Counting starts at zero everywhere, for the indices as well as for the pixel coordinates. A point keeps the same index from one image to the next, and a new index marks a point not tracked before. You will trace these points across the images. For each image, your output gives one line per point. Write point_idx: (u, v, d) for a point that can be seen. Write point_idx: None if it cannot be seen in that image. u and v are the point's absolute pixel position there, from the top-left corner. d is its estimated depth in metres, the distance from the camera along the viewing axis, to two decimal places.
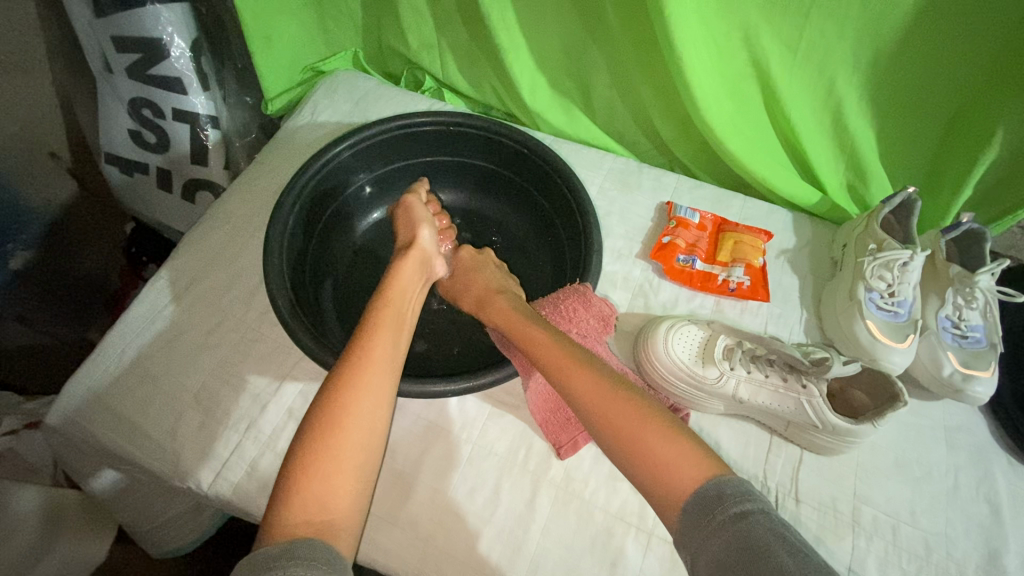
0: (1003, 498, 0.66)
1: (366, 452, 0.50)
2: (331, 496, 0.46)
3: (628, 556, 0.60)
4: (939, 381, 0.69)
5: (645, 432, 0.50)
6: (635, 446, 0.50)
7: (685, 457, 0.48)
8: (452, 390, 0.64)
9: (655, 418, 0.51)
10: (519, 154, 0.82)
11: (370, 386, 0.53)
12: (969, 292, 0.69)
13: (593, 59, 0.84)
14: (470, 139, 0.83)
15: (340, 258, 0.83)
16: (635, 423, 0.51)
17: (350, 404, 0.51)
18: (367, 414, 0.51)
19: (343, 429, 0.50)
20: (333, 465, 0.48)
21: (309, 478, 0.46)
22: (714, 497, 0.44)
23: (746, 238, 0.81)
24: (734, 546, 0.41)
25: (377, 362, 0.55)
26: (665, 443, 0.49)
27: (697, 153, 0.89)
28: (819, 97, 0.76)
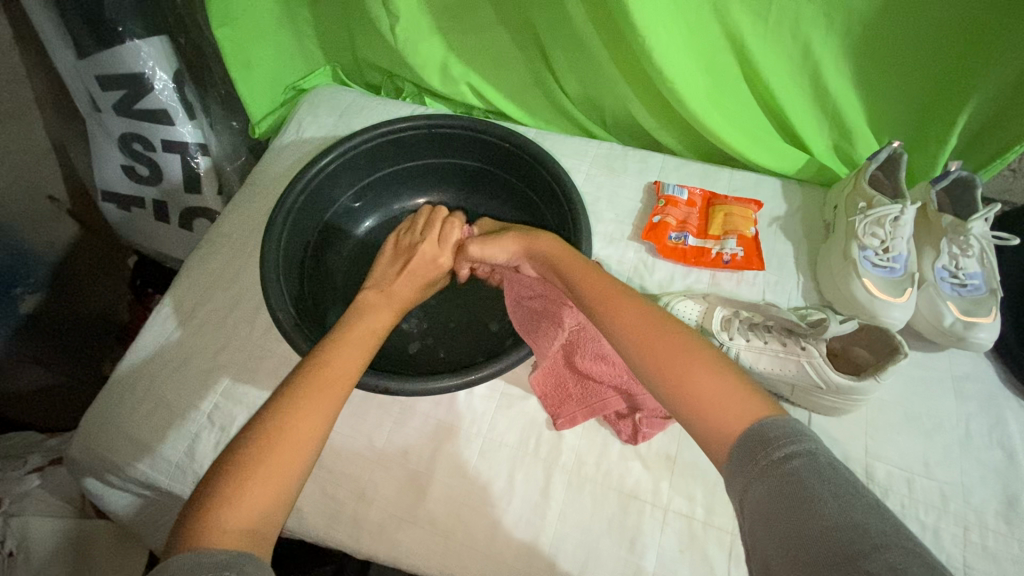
0: (1017, 441, 0.66)
1: (292, 465, 0.46)
2: (250, 502, 0.43)
3: (646, 533, 0.61)
4: (942, 332, 0.69)
5: (690, 366, 0.49)
6: (694, 391, 0.48)
7: (730, 395, 0.46)
8: (454, 385, 0.64)
9: (704, 355, 0.50)
10: (502, 149, 0.82)
11: (317, 397, 0.51)
12: (964, 241, 0.69)
13: (564, 53, 0.84)
14: (452, 140, 0.84)
15: (337, 268, 0.84)
16: (688, 356, 0.50)
17: (283, 418, 0.49)
18: (303, 423, 0.49)
19: (280, 432, 0.48)
20: (265, 470, 0.45)
21: (235, 485, 0.44)
22: (776, 435, 0.42)
23: (737, 210, 0.81)
24: (779, 491, 0.39)
25: (331, 373, 0.54)
26: (717, 380, 0.48)
27: (680, 131, 0.88)
28: (795, 64, 0.76)
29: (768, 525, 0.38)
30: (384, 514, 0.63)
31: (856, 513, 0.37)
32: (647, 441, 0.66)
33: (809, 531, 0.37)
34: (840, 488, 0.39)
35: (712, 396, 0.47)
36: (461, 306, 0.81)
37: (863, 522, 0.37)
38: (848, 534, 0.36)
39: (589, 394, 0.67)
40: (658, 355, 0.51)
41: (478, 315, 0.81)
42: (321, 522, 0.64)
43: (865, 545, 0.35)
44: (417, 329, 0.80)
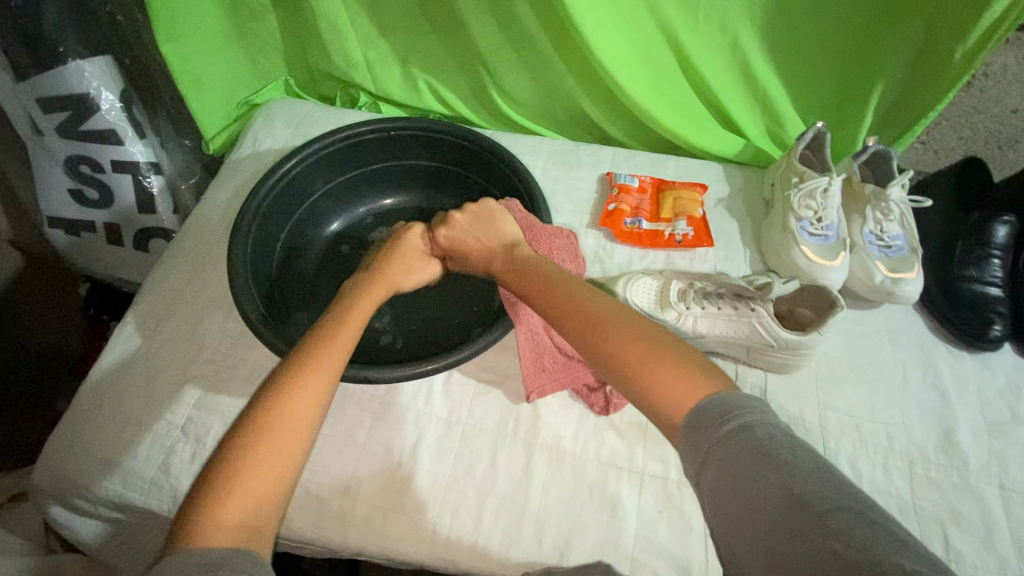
0: (947, 381, 0.73)
1: (290, 450, 0.46)
2: (239, 500, 0.42)
3: (625, 497, 0.64)
4: (874, 289, 0.76)
5: (652, 356, 0.49)
6: (648, 376, 0.48)
7: (680, 379, 0.46)
8: (435, 366, 0.66)
9: (655, 341, 0.51)
10: (461, 147, 0.85)
11: (302, 391, 0.50)
12: (885, 206, 0.77)
13: (513, 54, 0.88)
14: (412, 141, 0.86)
15: (305, 273, 0.84)
16: (654, 356, 0.49)
17: (273, 409, 0.48)
18: (287, 420, 0.48)
19: (266, 429, 0.47)
20: (253, 467, 0.44)
21: (222, 485, 0.43)
22: (719, 411, 0.41)
23: (684, 194, 0.87)
24: (726, 473, 0.38)
25: (315, 365, 0.53)
26: (667, 366, 0.47)
27: (627, 124, 0.94)
28: (726, 55, 0.83)
29: (724, 510, 0.38)
30: (370, 508, 0.64)
31: (799, 488, 0.36)
32: (619, 412, 0.69)
33: (760, 510, 0.36)
34: (782, 463, 0.37)
35: (673, 384, 0.46)
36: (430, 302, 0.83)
37: (807, 495, 0.36)
38: (796, 509, 0.35)
39: (561, 368, 0.70)
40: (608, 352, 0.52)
41: (450, 306, 0.82)
42: (307, 523, 0.64)
43: (815, 519, 0.34)
44: (388, 325, 0.80)
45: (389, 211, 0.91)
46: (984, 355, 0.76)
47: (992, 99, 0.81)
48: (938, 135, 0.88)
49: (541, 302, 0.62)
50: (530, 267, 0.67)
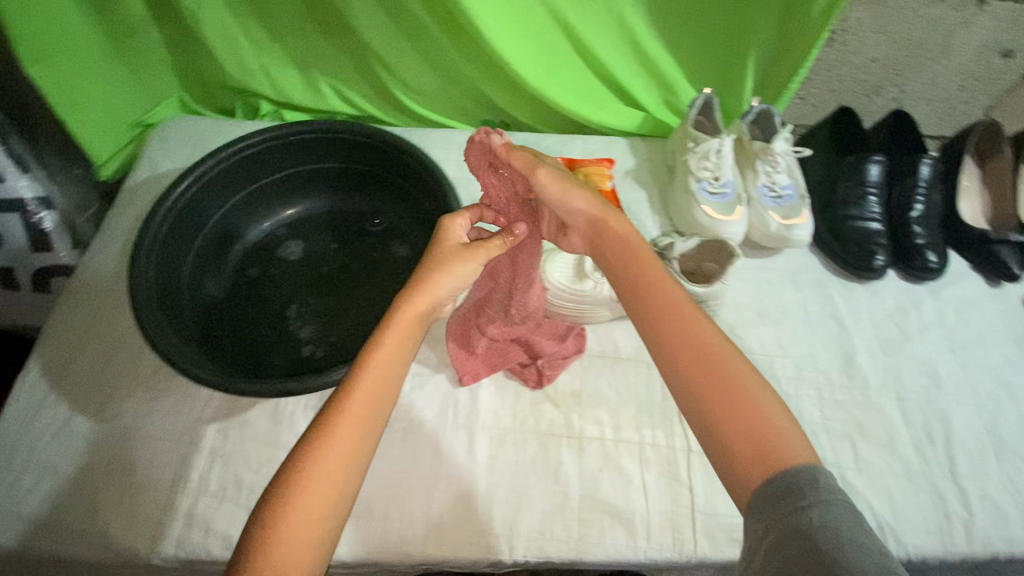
0: (843, 312, 0.80)
1: (331, 506, 0.44)
2: (295, 539, 0.42)
3: (566, 463, 0.67)
4: (771, 237, 0.83)
5: (735, 380, 0.46)
6: (740, 418, 0.44)
7: (794, 442, 0.43)
8: (355, 371, 0.63)
9: (757, 391, 0.45)
10: (364, 143, 0.80)
11: (354, 419, 0.47)
12: (773, 160, 0.83)
13: (412, 49, 0.89)
14: (313, 142, 0.81)
15: (219, 292, 0.78)
16: (738, 399, 0.45)
17: (329, 438, 0.45)
18: (342, 452, 0.45)
19: (325, 455, 0.45)
20: (308, 504, 0.43)
21: (283, 519, 0.43)
22: (807, 479, 0.41)
23: (594, 169, 0.91)
24: (790, 543, 0.38)
25: (372, 385, 0.48)
26: (756, 419, 0.44)
27: (532, 108, 0.97)
28: (615, 32, 0.87)
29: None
30: None
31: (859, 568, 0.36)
32: (552, 383, 0.72)
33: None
34: (848, 545, 0.37)
35: (751, 426, 0.44)
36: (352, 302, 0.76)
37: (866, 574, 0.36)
38: None
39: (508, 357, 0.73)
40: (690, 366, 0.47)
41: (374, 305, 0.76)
42: None
43: None
44: (310, 335, 0.73)
45: (303, 217, 0.86)
46: (873, 284, 0.84)
47: (853, 51, 0.89)
48: (813, 90, 0.96)
49: (625, 278, 0.53)
50: (633, 245, 0.54)
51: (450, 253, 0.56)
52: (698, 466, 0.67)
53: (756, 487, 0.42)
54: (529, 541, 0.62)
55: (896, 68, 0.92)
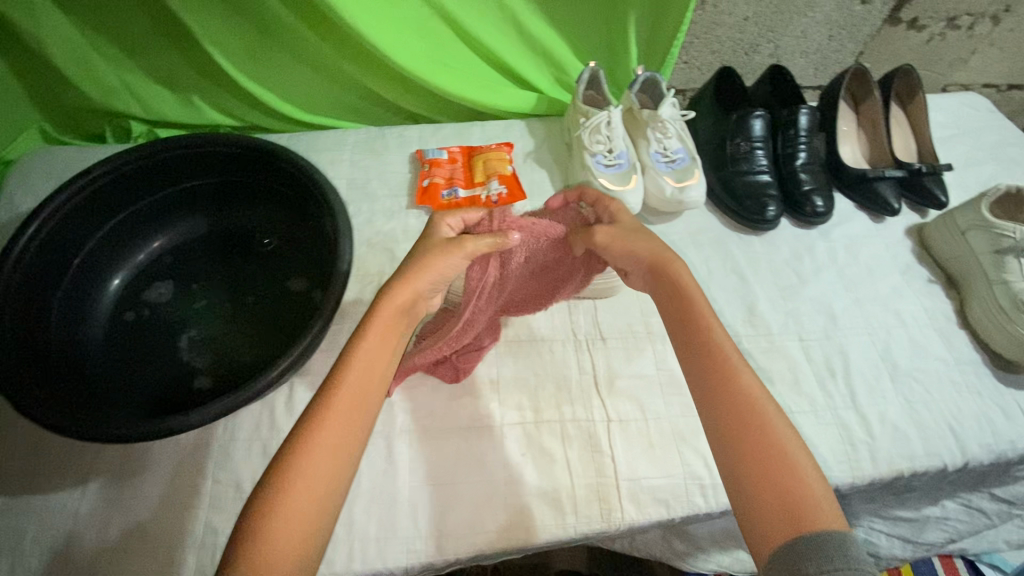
0: (743, 264, 0.83)
1: (331, 483, 0.45)
2: (296, 513, 0.43)
3: (489, 453, 0.66)
4: (668, 202, 0.84)
5: (768, 438, 0.46)
6: (760, 467, 0.44)
7: (822, 497, 0.42)
8: (249, 392, 0.60)
9: (793, 448, 0.45)
10: (236, 154, 0.77)
11: (349, 397, 0.49)
12: (662, 126, 0.85)
13: (287, 51, 0.85)
14: (181, 160, 0.77)
15: (98, 334, 0.71)
16: (771, 449, 0.45)
17: (329, 411, 0.48)
18: (342, 430, 0.48)
19: (324, 428, 0.47)
20: (310, 475, 0.45)
21: (282, 489, 0.44)
22: (835, 544, 0.39)
23: (493, 155, 0.90)
24: None
25: (365, 367, 0.51)
26: (789, 470, 0.44)
27: (424, 100, 0.95)
28: (496, 14, 0.86)
29: None
30: None
31: None
32: (469, 375, 0.71)
33: None
34: None
35: (779, 471, 0.44)
36: (247, 327, 0.73)
37: None
38: None
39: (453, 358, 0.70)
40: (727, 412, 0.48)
41: (271, 324, 0.73)
42: None
43: None
44: (204, 364, 0.70)
45: (185, 241, 0.80)
46: (768, 234, 0.88)
47: (726, 12, 0.92)
48: (696, 54, 0.99)
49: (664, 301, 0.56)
50: (660, 254, 0.58)
51: (441, 249, 0.56)
52: (619, 434, 0.68)
53: (779, 542, 0.40)
54: (457, 538, 0.61)
55: (768, 25, 0.95)
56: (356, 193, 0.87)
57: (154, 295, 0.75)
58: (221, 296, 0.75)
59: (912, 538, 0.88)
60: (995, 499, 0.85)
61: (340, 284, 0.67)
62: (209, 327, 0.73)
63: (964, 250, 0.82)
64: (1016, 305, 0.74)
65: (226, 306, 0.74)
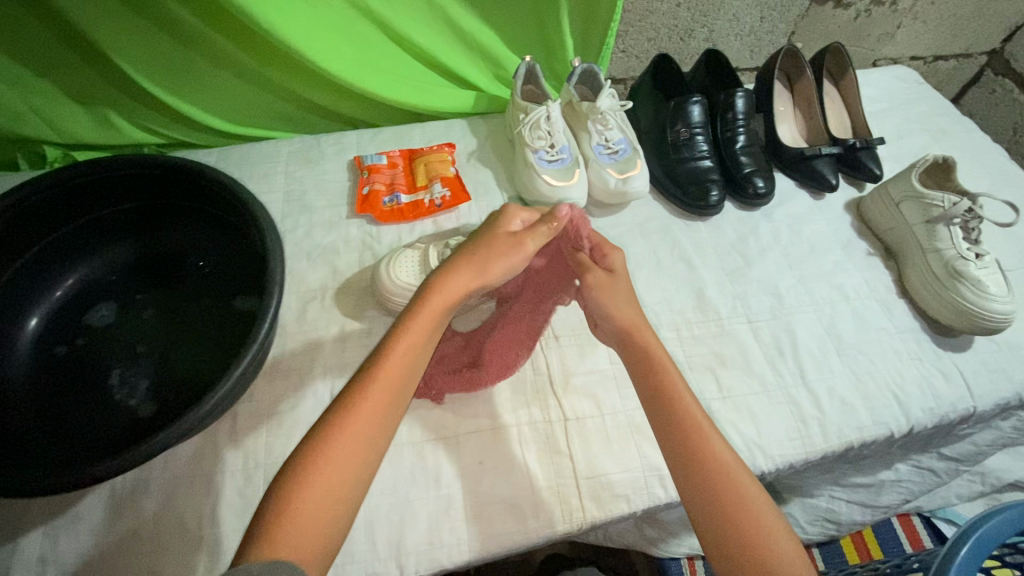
0: (690, 251, 0.84)
1: (360, 468, 0.48)
2: (328, 496, 0.46)
3: (445, 465, 0.64)
4: (613, 194, 0.84)
5: (740, 489, 0.50)
6: (733, 514, 0.49)
7: (784, 541, 0.47)
8: (182, 427, 0.56)
9: (758, 513, 0.49)
10: (158, 174, 0.72)
11: (385, 389, 0.52)
12: (602, 118, 0.85)
13: (207, 62, 0.81)
14: (100, 183, 0.72)
15: (23, 372, 0.66)
16: (743, 502, 0.49)
17: (366, 397, 0.51)
18: (374, 423, 0.50)
19: (359, 418, 0.49)
20: (344, 459, 0.48)
21: (317, 475, 0.46)
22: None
23: (434, 157, 0.88)
24: None
25: (398, 365, 0.53)
26: (756, 518, 0.49)
27: (360, 104, 0.92)
28: (425, 13, 0.84)
29: None
30: None
31: None
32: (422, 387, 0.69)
33: None
34: None
35: (752, 520, 0.48)
36: (187, 349, 0.69)
37: None
38: None
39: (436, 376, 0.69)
40: (703, 466, 0.51)
41: (207, 348, 0.70)
42: None
43: None
44: (138, 398, 0.66)
45: (113, 267, 0.76)
46: (713, 218, 0.89)
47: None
48: (632, 42, 0.98)
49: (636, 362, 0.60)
50: (637, 326, 0.62)
51: (510, 244, 0.63)
52: (576, 434, 0.67)
53: None
54: (416, 555, 0.59)
55: (700, 10, 0.95)
56: (293, 205, 0.83)
57: (87, 326, 0.71)
58: (154, 323, 0.71)
59: (869, 502, 0.91)
60: (944, 459, 0.89)
61: (277, 280, 0.64)
62: (141, 358, 0.69)
63: (899, 220, 0.85)
64: (948, 272, 0.77)
65: (160, 332, 0.71)
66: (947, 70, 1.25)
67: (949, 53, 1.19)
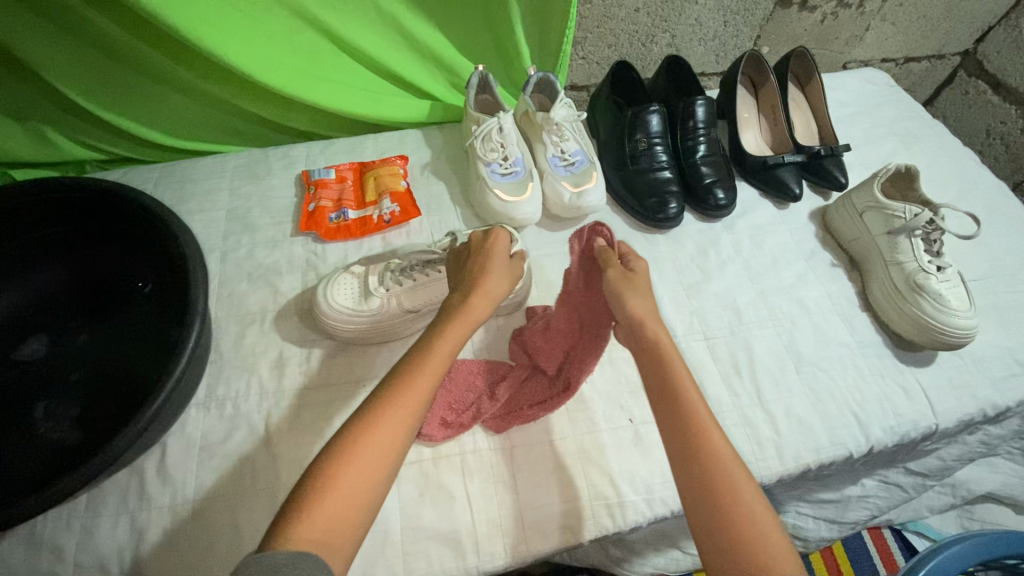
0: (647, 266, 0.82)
1: (383, 470, 0.47)
2: (349, 490, 0.45)
3: (383, 498, 0.62)
4: (568, 208, 0.81)
5: (745, 492, 0.47)
6: (736, 513, 0.46)
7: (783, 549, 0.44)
8: (86, 470, 0.53)
9: (764, 515, 0.46)
10: (79, 198, 0.70)
11: (415, 392, 0.51)
12: (558, 129, 0.82)
13: (143, 75, 0.78)
14: (20, 208, 0.69)
15: None
16: (746, 502, 0.47)
17: (392, 399, 0.51)
18: (399, 426, 0.49)
19: (385, 418, 0.49)
20: (366, 456, 0.47)
21: (337, 468, 0.46)
22: None
23: (385, 171, 0.85)
24: None
25: (426, 369, 0.53)
26: (753, 523, 0.45)
27: (310, 116, 0.89)
28: (372, 22, 0.81)
29: None
30: None
31: None
32: None
33: None
34: None
35: (754, 521, 0.45)
36: (113, 380, 0.66)
37: None
38: None
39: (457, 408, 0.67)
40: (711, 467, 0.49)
41: (132, 377, 0.66)
42: None
43: None
44: (58, 434, 0.63)
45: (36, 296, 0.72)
46: (672, 231, 0.86)
47: (615, 5, 0.89)
48: (592, 48, 0.96)
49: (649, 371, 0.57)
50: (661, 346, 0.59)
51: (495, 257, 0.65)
52: (522, 461, 0.65)
53: None
54: None
55: (662, 14, 0.92)
56: (236, 223, 0.80)
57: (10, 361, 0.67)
58: (80, 354, 0.68)
59: (836, 519, 0.89)
60: (910, 474, 0.87)
61: (200, 305, 0.61)
62: (64, 391, 0.65)
63: (862, 231, 0.82)
64: (909, 285, 0.75)
65: (87, 363, 0.67)
66: (920, 72, 1.22)
67: (921, 54, 1.17)
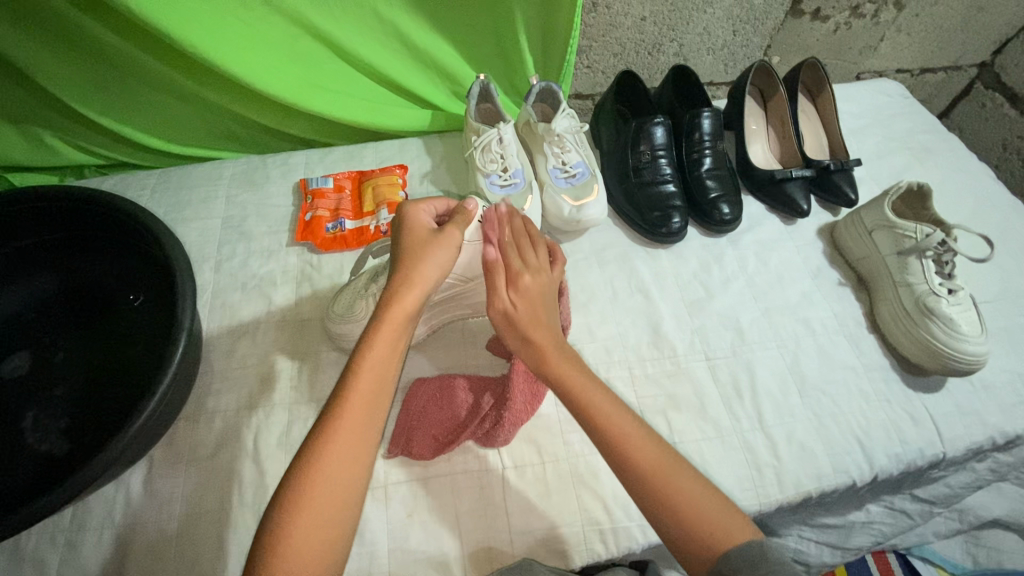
0: (648, 282, 0.80)
1: (344, 502, 0.45)
2: (313, 533, 0.43)
3: (371, 518, 0.61)
4: (567, 221, 0.80)
5: (682, 468, 0.48)
6: (677, 487, 0.47)
7: (727, 512, 0.47)
8: (65, 490, 0.52)
9: (709, 493, 0.48)
10: (68, 205, 0.70)
11: (356, 412, 0.47)
12: (558, 141, 0.80)
13: (141, 82, 0.77)
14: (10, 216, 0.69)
15: None
16: (678, 469, 0.48)
17: (335, 423, 0.47)
18: (348, 448, 0.46)
19: (331, 444, 0.46)
20: (322, 490, 0.44)
21: (291, 510, 0.43)
22: (755, 552, 0.44)
23: (383, 180, 0.83)
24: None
25: (367, 381, 0.49)
26: (692, 483, 0.48)
27: (309, 124, 0.88)
28: (373, 29, 0.79)
29: None
30: None
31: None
32: None
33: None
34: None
35: (698, 492, 0.47)
36: (101, 390, 0.66)
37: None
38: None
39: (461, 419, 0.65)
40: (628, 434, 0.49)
41: (121, 389, 0.66)
42: None
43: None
44: (45, 444, 0.62)
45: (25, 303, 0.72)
46: (675, 246, 0.84)
47: (621, 14, 0.87)
48: (597, 57, 0.94)
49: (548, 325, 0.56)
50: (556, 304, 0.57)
51: (430, 239, 0.57)
52: (513, 482, 0.63)
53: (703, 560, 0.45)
54: None
55: (669, 23, 0.90)
56: (232, 232, 0.80)
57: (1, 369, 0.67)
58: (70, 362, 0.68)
59: (839, 544, 0.86)
60: (916, 500, 0.84)
61: (186, 319, 0.60)
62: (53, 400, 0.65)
63: (871, 250, 0.80)
64: (919, 308, 0.73)
65: (77, 371, 0.67)
66: (936, 83, 1.19)
67: (937, 66, 1.14)
